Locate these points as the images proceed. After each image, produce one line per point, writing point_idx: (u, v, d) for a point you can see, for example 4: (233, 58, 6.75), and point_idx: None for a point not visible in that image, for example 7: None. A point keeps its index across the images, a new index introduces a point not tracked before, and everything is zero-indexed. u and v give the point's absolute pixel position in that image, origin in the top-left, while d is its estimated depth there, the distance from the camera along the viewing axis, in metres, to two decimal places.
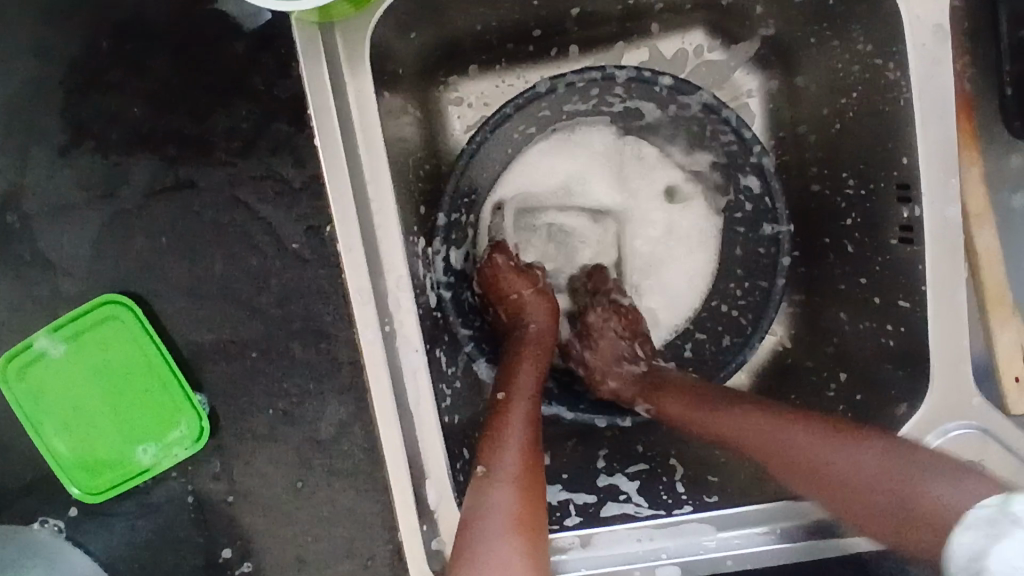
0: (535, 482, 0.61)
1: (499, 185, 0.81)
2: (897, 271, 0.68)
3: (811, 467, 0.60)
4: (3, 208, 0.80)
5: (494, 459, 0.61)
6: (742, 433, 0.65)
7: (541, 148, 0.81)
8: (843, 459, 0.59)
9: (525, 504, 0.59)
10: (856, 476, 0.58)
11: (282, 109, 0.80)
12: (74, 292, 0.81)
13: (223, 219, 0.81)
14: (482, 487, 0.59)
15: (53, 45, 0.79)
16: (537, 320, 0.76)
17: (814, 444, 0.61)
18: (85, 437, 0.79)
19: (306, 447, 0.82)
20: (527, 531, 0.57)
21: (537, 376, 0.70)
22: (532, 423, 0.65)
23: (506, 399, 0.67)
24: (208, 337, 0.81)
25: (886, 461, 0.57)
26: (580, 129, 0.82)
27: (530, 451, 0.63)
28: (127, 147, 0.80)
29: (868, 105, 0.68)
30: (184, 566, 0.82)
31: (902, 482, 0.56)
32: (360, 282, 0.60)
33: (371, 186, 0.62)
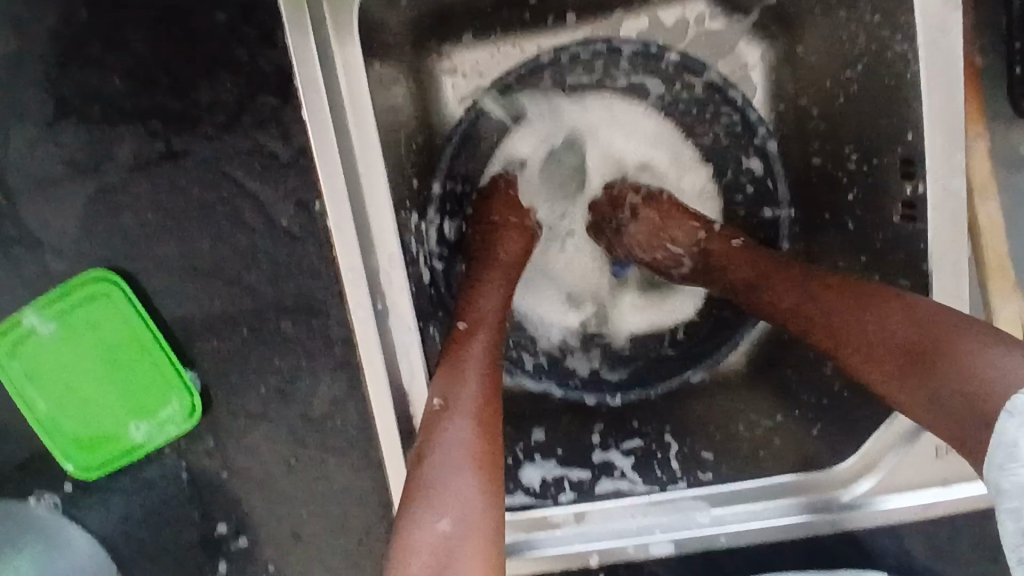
0: (492, 415, 0.58)
1: (501, 148, 0.79)
2: (896, 248, 0.67)
3: (825, 331, 0.57)
4: None
5: (453, 391, 0.58)
6: (757, 285, 0.65)
7: (548, 114, 0.79)
8: (839, 316, 0.56)
9: (482, 438, 0.55)
10: (863, 343, 0.54)
11: (267, 80, 0.78)
12: (60, 270, 0.80)
13: (211, 195, 0.80)
14: (437, 421, 0.56)
15: (29, 16, 0.77)
16: (508, 249, 0.72)
17: (834, 308, 0.57)
18: (77, 414, 0.79)
19: (299, 425, 0.82)
20: (486, 466, 0.54)
21: (499, 312, 0.67)
22: (490, 356, 0.62)
23: (470, 330, 0.64)
24: (197, 314, 0.81)
25: (901, 329, 0.52)
26: (591, 98, 0.79)
27: (488, 384, 0.60)
28: (110, 121, 0.78)
29: (872, 77, 0.67)
30: (180, 541, 0.82)
31: (926, 348, 0.50)
32: (352, 260, 0.60)
33: (361, 162, 0.62)
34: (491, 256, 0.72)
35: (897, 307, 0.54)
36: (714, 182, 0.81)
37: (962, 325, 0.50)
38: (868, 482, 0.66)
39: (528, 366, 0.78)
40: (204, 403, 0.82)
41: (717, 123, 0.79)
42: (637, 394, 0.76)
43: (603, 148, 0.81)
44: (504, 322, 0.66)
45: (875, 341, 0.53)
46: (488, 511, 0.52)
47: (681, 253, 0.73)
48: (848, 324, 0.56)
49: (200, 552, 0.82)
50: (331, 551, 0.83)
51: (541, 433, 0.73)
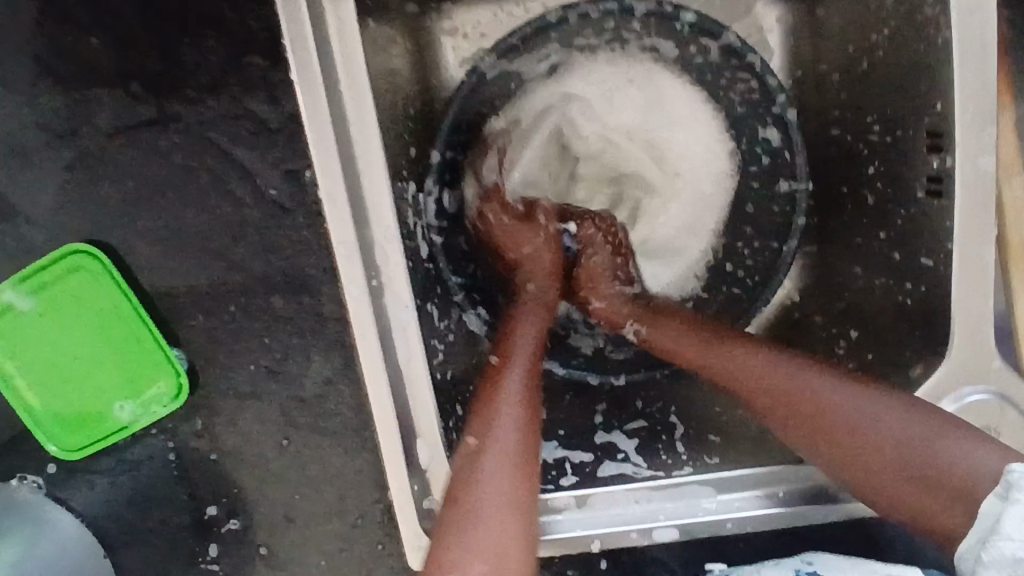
0: (531, 457, 0.58)
1: (516, 104, 0.75)
2: (920, 226, 0.63)
3: (818, 413, 0.58)
4: None
5: (488, 434, 0.57)
6: (740, 357, 0.63)
7: (572, 73, 0.75)
8: (835, 398, 0.58)
9: (518, 481, 0.56)
10: (851, 428, 0.56)
11: (254, 41, 0.74)
12: (38, 242, 0.76)
13: (195, 163, 0.76)
14: (471, 465, 0.56)
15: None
16: (538, 278, 0.71)
17: (816, 378, 0.59)
18: (59, 392, 0.76)
19: (291, 405, 0.79)
20: (518, 508, 0.55)
21: (535, 343, 0.65)
22: (530, 390, 0.61)
23: (503, 363, 0.63)
24: (183, 290, 0.78)
25: (890, 413, 0.55)
26: (622, 60, 0.75)
27: (525, 425, 0.59)
28: (87, 83, 0.74)
29: (900, 42, 0.62)
30: (169, 523, 0.80)
31: (915, 438, 0.54)
32: (344, 233, 0.56)
33: (354, 128, 0.57)
34: (523, 287, 0.71)
35: (892, 396, 0.57)
36: (729, 150, 0.76)
37: (944, 420, 0.54)
38: None
39: None
40: (191, 382, 0.79)
41: (734, 90, 0.74)
42: (643, 374, 0.73)
43: (610, 121, 0.76)
44: (540, 352, 0.65)
45: (871, 417, 0.56)
46: (523, 546, 0.54)
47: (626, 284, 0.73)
48: (843, 405, 0.57)
49: (188, 534, 0.80)
50: (323, 534, 0.81)
51: (542, 413, 0.72)
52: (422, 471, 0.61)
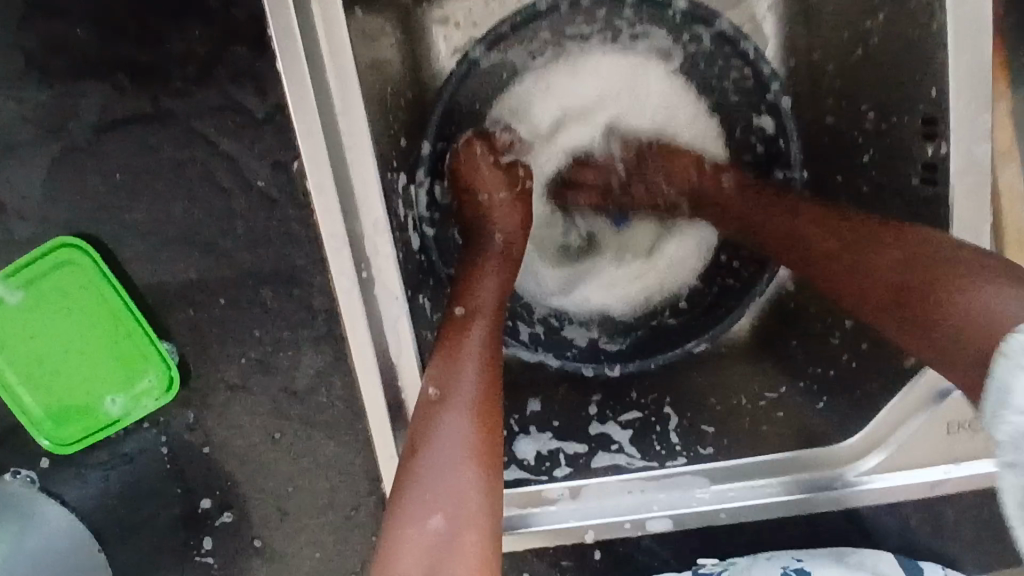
0: (493, 409, 0.56)
1: (503, 100, 0.74)
2: (914, 215, 0.63)
3: (846, 274, 0.57)
4: None
5: (449, 384, 0.55)
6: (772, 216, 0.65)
7: (565, 67, 0.74)
8: (855, 259, 0.56)
9: (479, 433, 0.54)
10: (867, 280, 0.55)
11: (239, 30, 0.73)
12: (25, 234, 0.76)
13: (182, 155, 0.75)
14: (432, 415, 0.54)
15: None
16: (502, 230, 0.68)
17: (840, 245, 0.58)
18: (50, 387, 0.77)
19: (282, 398, 0.79)
20: (483, 460, 0.53)
21: (497, 297, 0.63)
22: (490, 343, 0.59)
23: (466, 317, 0.60)
24: (172, 282, 0.77)
25: (910, 259, 0.53)
26: (616, 53, 0.74)
27: (487, 378, 0.57)
28: (71, 75, 0.73)
29: (897, 27, 0.61)
30: (161, 517, 0.80)
31: (927, 282, 0.51)
32: (335, 225, 0.56)
33: (343, 117, 0.57)
34: (487, 240, 0.67)
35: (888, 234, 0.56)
36: (719, 145, 0.76)
37: (975, 257, 0.50)
38: (876, 458, 0.64)
39: (524, 337, 0.75)
40: (183, 374, 0.79)
41: (726, 78, 0.74)
42: (636, 365, 0.73)
43: (604, 119, 0.75)
44: (502, 306, 0.63)
45: (881, 274, 0.54)
46: (482, 499, 0.51)
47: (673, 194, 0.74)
48: (863, 263, 0.56)
49: (182, 528, 0.81)
50: (317, 527, 0.81)
51: (536, 404, 0.70)
52: None
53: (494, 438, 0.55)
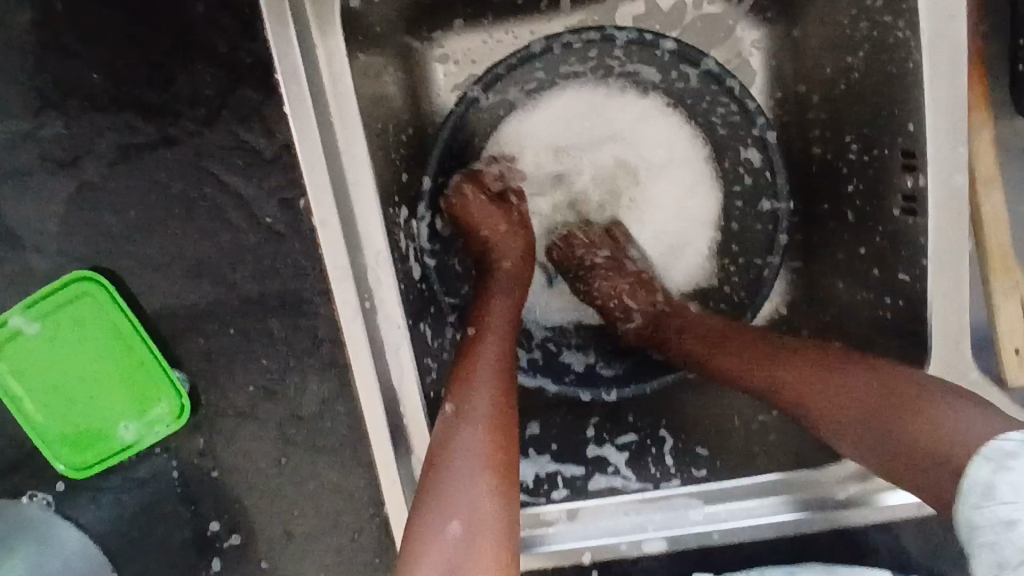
0: (509, 423, 0.58)
1: (495, 138, 0.77)
2: (897, 243, 0.65)
3: (820, 400, 0.57)
4: None
5: (466, 397, 0.58)
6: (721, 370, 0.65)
7: (550, 102, 0.77)
8: (828, 381, 0.57)
9: (495, 443, 0.56)
10: (837, 404, 0.56)
11: (248, 74, 0.77)
12: (43, 268, 0.79)
13: (193, 192, 0.78)
14: (449, 427, 0.56)
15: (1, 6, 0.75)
16: (510, 255, 0.72)
17: (811, 382, 0.58)
18: (67, 413, 0.79)
19: (288, 424, 0.82)
20: (499, 469, 0.55)
21: (509, 315, 0.66)
22: (501, 361, 0.62)
23: (479, 335, 0.64)
24: (183, 314, 0.80)
25: (882, 390, 0.54)
26: (602, 87, 0.77)
27: (502, 392, 0.59)
28: (88, 117, 0.77)
29: (875, 64, 0.64)
30: (171, 541, 0.82)
31: (895, 408, 0.53)
32: (338, 257, 0.59)
33: (346, 155, 0.60)
34: (497, 263, 0.71)
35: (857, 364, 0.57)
36: (711, 175, 0.79)
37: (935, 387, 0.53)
38: (858, 487, 0.65)
39: (524, 363, 0.78)
40: (193, 402, 0.82)
41: (714, 113, 0.77)
42: (633, 389, 0.75)
43: (591, 152, 0.78)
44: (515, 323, 0.66)
45: (838, 408, 0.56)
46: (503, 507, 0.53)
47: (634, 309, 0.76)
48: (836, 384, 0.56)
49: (193, 551, 0.83)
50: (322, 550, 0.83)
51: (536, 427, 0.74)
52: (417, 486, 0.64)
53: (510, 450, 0.57)
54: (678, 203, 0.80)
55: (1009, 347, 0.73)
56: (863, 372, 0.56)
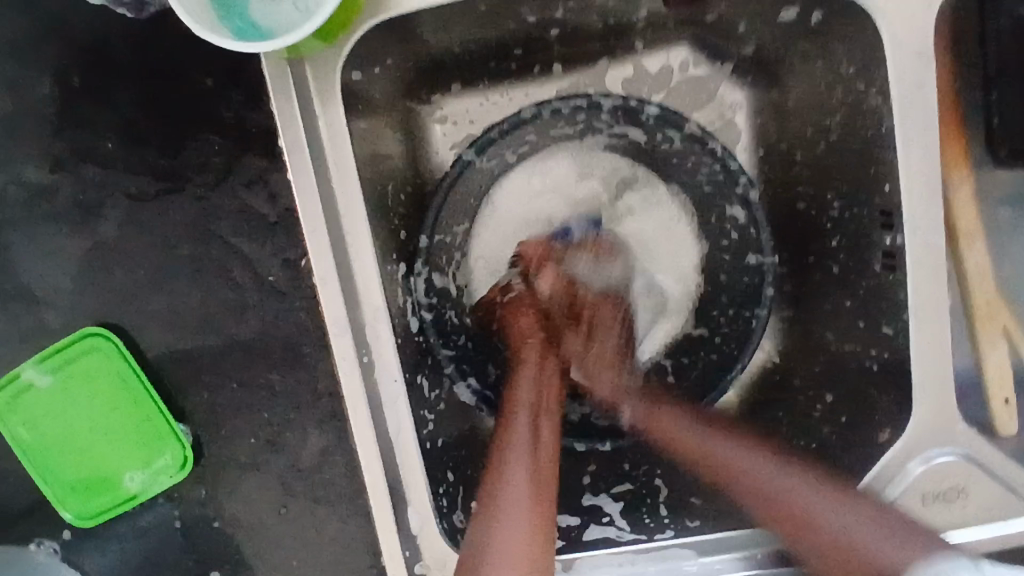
0: (543, 516, 0.62)
1: (482, 210, 0.82)
2: (878, 295, 0.68)
3: (806, 515, 0.63)
4: None
5: (501, 486, 0.63)
6: (746, 463, 0.68)
7: (520, 174, 0.82)
8: (879, 522, 0.61)
9: (534, 527, 0.61)
10: (810, 500, 0.64)
11: (254, 142, 0.81)
12: (56, 323, 0.82)
13: (201, 251, 0.82)
14: (487, 515, 0.61)
15: (25, 79, 0.80)
16: (524, 328, 0.76)
17: (757, 464, 0.68)
18: (73, 466, 0.81)
19: (289, 475, 0.84)
20: (531, 558, 0.59)
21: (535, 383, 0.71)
22: (549, 450, 0.66)
23: (509, 414, 0.68)
24: (188, 368, 0.83)
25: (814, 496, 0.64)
26: (565, 150, 0.82)
27: (536, 487, 0.63)
28: (103, 181, 0.81)
29: (852, 127, 0.67)
30: None
31: (796, 522, 0.63)
32: (337, 315, 0.62)
33: (344, 220, 0.64)
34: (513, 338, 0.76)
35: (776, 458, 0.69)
36: (694, 227, 0.82)
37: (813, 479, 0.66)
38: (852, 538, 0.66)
39: None
40: (196, 452, 0.84)
41: (699, 170, 0.79)
42: (627, 439, 0.77)
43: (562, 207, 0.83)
44: (542, 394, 0.70)
45: (770, 482, 0.66)
46: None
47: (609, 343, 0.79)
48: (863, 519, 0.61)
49: None
50: None
51: None
52: (415, 536, 0.66)
53: (546, 534, 0.61)
54: (663, 242, 0.83)
55: (999, 399, 0.75)
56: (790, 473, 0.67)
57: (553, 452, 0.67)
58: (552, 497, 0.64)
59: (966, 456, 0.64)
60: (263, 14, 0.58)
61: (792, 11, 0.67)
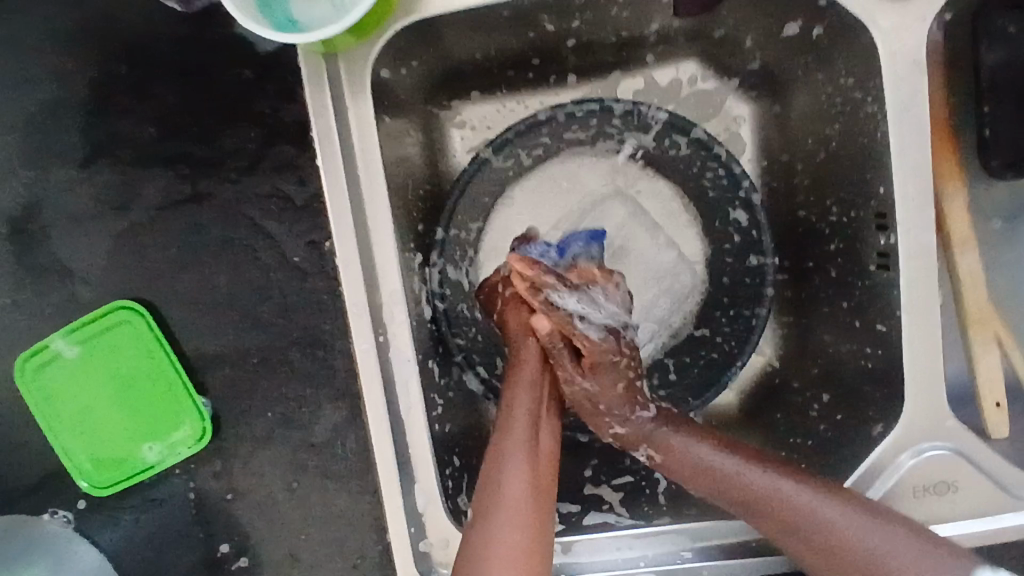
0: (541, 507, 0.63)
1: (495, 209, 0.85)
2: (873, 295, 0.71)
3: (827, 535, 0.62)
4: (28, 217, 0.88)
5: (501, 480, 0.64)
6: (779, 490, 0.65)
7: (532, 178, 0.85)
8: (884, 531, 0.61)
9: (531, 516, 0.62)
10: (853, 521, 0.62)
11: (286, 131, 0.87)
12: (87, 295, 0.88)
13: (229, 233, 0.88)
14: (486, 508, 0.63)
15: (74, 66, 0.86)
16: (524, 347, 0.71)
17: (769, 479, 0.66)
18: (95, 433, 0.86)
19: (301, 451, 0.90)
20: (531, 552, 0.61)
21: (538, 372, 0.70)
22: (547, 452, 0.67)
23: (507, 404, 0.69)
24: (211, 342, 0.89)
25: (833, 510, 0.63)
26: (573, 158, 0.85)
27: (535, 476, 0.65)
28: (139, 163, 0.87)
29: (851, 135, 0.71)
30: (184, 558, 0.90)
31: (822, 550, 0.62)
32: (357, 294, 0.65)
33: (368, 206, 0.68)
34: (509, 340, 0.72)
35: (809, 483, 0.65)
36: (700, 232, 0.85)
37: (841, 492, 0.64)
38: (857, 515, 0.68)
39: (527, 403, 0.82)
40: (214, 426, 0.89)
41: (704, 176, 0.83)
42: None
43: (575, 208, 0.85)
44: (545, 385, 0.70)
45: (789, 499, 0.64)
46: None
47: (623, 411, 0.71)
48: (879, 528, 0.61)
49: (203, 569, 0.90)
50: (328, 569, 0.91)
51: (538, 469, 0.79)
52: (420, 514, 0.69)
53: (544, 525, 0.63)
54: (670, 244, 0.85)
55: (992, 403, 0.77)
56: (818, 489, 0.64)
57: (551, 445, 0.68)
58: (550, 485, 0.66)
59: (956, 450, 0.66)
60: (302, 10, 0.62)
61: (796, 26, 0.71)
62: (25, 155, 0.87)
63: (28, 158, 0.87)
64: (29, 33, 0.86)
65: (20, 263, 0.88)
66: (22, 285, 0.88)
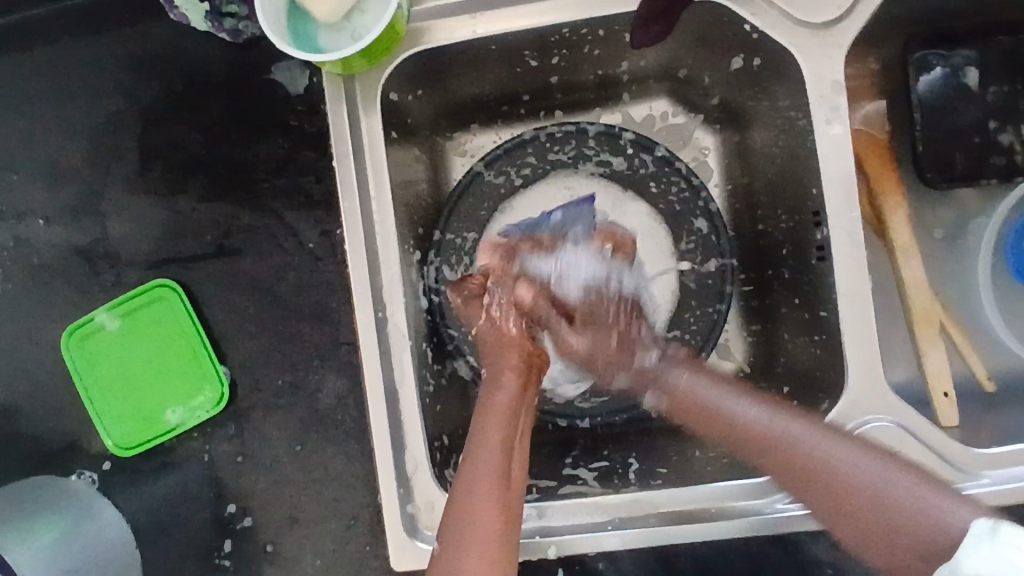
0: (507, 524, 0.67)
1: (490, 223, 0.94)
2: (818, 288, 0.80)
3: (826, 469, 0.66)
4: (90, 208, 1.05)
5: (470, 498, 0.67)
6: (787, 431, 0.69)
7: (521, 195, 0.95)
8: (885, 469, 0.65)
9: (497, 534, 0.66)
10: (852, 458, 0.66)
11: (309, 138, 1.03)
12: (134, 275, 1.05)
13: (257, 224, 1.03)
14: (458, 524, 0.66)
15: (137, 85, 1.04)
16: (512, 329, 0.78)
17: (779, 424, 0.70)
18: (127, 395, 1.01)
19: (307, 418, 1.03)
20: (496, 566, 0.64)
21: (511, 397, 0.73)
22: (518, 468, 0.70)
23: (479, 426, 0.72)
24: (234, 318, 1.04)
25: (836, 447, 0.67)
26: (558, 180, 0.96)
27: (503, 494, 0.68)
28: (184, 166, 1.04)
29: (791, 149, 0.82)
30: (197, 516, 1.04)
31: (830, 489, 0.66)
32: (360, 271, 0.76)
33: (375, 201, 0.78)
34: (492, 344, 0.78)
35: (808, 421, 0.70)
36: (672, 246, 0.94)
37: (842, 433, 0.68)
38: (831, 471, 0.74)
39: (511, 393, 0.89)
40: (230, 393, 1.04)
41: (670, 193, 0.94)
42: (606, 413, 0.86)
43: None
44: (516, 407, 0.73)
45: (790, 436, 0.69)
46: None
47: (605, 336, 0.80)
48: (879, 470, 0.65)
49: (212, 526, 1.04)
50: (321, 528, 1.03)
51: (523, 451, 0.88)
52: (409, 479, 0.76)
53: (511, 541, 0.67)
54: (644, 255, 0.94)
55: (940, 395, 0.84)
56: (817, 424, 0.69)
57: (522, 463, 0.71)
58: (518, 501, 0.69)
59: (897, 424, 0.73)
60: (327, 42, 0.76)
61: (739, 60, 0.84)
62: (93, 156, 1.05)
63: (95, 159, 1.05)
64: (103, 56, 1.04)
65: (78, 251, 1.06)
66: (80, 267, 1.05)
